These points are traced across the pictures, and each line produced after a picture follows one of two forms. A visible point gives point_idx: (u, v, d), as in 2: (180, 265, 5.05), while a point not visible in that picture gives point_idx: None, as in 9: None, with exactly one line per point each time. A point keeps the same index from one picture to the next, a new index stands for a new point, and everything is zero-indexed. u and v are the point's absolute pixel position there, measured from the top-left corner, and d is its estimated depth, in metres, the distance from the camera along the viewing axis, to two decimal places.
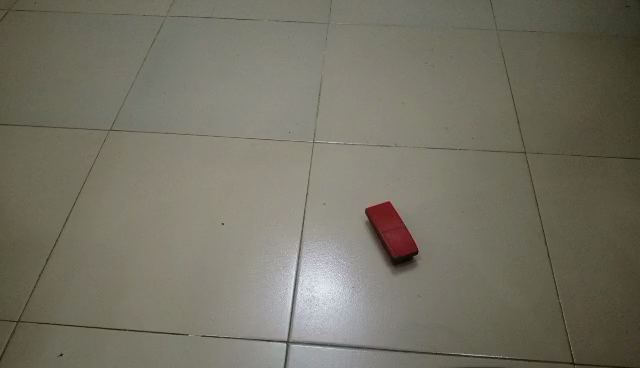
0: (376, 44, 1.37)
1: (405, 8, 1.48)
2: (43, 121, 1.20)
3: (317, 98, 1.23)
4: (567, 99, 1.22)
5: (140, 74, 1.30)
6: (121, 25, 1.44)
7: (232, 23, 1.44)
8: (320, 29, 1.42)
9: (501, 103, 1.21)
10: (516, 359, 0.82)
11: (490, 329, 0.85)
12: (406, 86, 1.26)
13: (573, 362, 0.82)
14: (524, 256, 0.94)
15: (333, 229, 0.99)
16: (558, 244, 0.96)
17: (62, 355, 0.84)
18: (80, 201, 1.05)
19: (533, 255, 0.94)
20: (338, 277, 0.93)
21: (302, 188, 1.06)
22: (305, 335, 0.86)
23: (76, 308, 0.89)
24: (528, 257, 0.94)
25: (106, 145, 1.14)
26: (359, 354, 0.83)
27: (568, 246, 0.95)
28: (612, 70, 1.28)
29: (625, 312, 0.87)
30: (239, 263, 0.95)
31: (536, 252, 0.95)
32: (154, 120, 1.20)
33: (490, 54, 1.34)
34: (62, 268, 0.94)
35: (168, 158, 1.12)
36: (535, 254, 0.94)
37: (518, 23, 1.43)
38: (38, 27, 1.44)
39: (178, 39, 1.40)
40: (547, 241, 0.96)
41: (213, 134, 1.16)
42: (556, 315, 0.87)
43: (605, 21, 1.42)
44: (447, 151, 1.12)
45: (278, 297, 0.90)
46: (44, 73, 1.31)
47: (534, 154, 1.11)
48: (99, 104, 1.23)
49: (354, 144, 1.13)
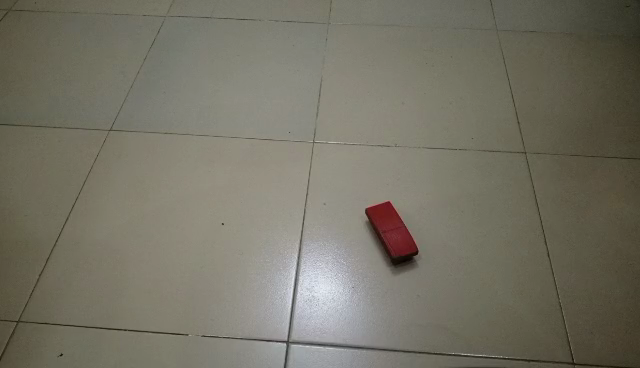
0: (376, 44, 1.37)
1: (405, 8, 1.48)
2: (44, 121, 1.20)
3: (317, 98, 1.23)
4: (567, 99, 1.21)
5: (140, 74, 1.30)
6: (121, 25, 1.44)
7: (233, 23, 1.44)
8: (320, 29, 1.42)
9: (501, 103, 1.21)
10: (516, 359, 0.82)
11: (490, 330, 0.85)
12: (406, 86, 1.26)
13: (573, 362, 0.82)
14: (524, 256, 0.94)
15: (333, 229, 0.99)
16: (558, 243, 0.96)
17: (63, 355, 0.84)
18: (80, 201, 1.05)
19: (533, 255, 0.95)
20: (338, 277, 0.93)
21: (302, 188, 1.06)
22: (305, 335, 0.86)
23: (76, 307, 0.89)
24: (528, 256, 0.94)
25: (106, 146, 1.14)
26: (359, 354, 0.84)
27: (568, 245, 0.96)
28: (612, 70, 1.28)
29: (624, 312, 0.87)
30: (239, 263, 0.95)
31: (536, 252, 0.95)
32: (154, 120, 1.20)
33: (490, 54, 1.34)
34: (60, 268, 0.94)
35: (168, 157, 1.12)
36: (535, 254, 0.95)
37: (518, 23, 1.43)
38: (38, 26, 1.44)
39: (178, 39, 1.40)
40: (546, 240, 0.96)
41: (213, 134, 1.16)
42: (556, 316, 0.87)
43: (605, 21, 1.42)
44: (448, 151, 1.12)
45: (278, 297, 0.90)
46: (44, 73, 1.31)
47: (534, 154, 1.11)
48: (99, 104, 1.23)
49: (354, 144, 1.13)
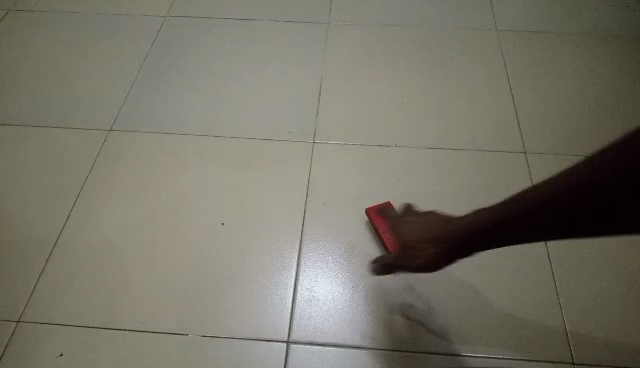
0: (376, 44, 1.37)
1: (405, 8, 1.48)
2: (43, 122, 1.20)
3: (317, 99, 1.23)
4: (567, 99, 1.22)
5: (140, 75, 1.30)
6: (121, 25, 1.44)
7: (233, 23, 1.44)
8: (321, 29, 1.41)
9: (500, 103, 1.21)
10: (516, 359, 0.82)
11: (489, 330, 0.85)
12: (406, 86, 1.26)
13: (573, 362, 0.82)
14: (435, 236, 0.89)
15: (333, 229, 0.99)
16: (490, 225, 0.80)
17: (62, 355, 0.84)
18: (80, 201, 1.04)
19: (436, 233, 0.89)
20: (338, 277, 0.93)
21: (302, 189, 1.05)
22: (304, 335, 0.86)
23: (75, 307, 0.90)
24: (440, 235, 0.88)
25: (106, 146, 1.14)
26: (359, 354, 0.84)
27: (473, 227, 0.83)
28: (611, 70, 1.28)
29: (624, 312, 0.87)
30: (239, 263, 0.95)
31: (431, 232, 0.90)
32: (154, 120, 1.19)
33: (490, 54, 1.34)
34: (60, 268, 0.94)
35: (168, 158, 1.12)
36: (445, 232, 0.88)
37: (518, 23, 1.42)
38: (37, 27, 1.44)
39: (178, 39, 1.39)
40: (466, 221, 0.85)
41: (213, 133, 1.16)
42: (555, 316, 0.87)
43: (606, 21, 1.42)
44: (448, 151, 1.12)
45: (278, 297, 0.90)
46: (44, 74, 1.31)
47: (534, 154, 1.11)
48: (99, 105, 1.23)
49: (354, 144, 1.13)
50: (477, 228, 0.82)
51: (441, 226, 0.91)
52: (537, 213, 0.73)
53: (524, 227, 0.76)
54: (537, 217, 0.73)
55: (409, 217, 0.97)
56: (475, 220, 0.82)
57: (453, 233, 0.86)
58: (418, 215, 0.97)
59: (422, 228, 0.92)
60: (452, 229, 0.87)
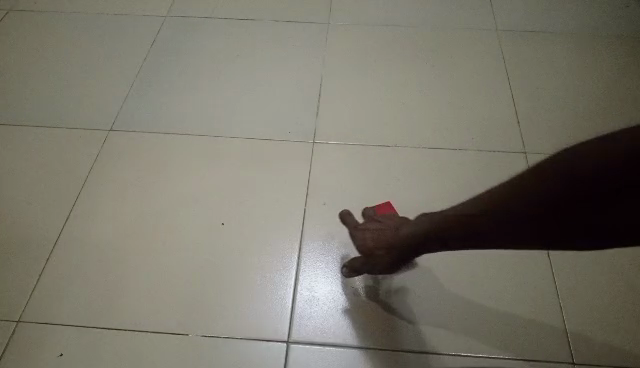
0: (376, 44, 1.37)
1: (405, 8, 1.48)
2: (44, 122, 1.20)
3: (317, 99, 1.23)
4: (566, 99, 1.22)
5: (140, 75, 1.30)
6: (121, 25, 1.44)
7: (233, 23, 1.44)
8: (321, 29, 1.41)
9: (500, 103, 1.21)
10: (516, 359, 0.82)
11: (489, 330, 0.85)
12: (406, 86, 1.26)
13: (573, 362, 0.82)
14: (392, 242, 0.83)
15: (333, 229, 0.99)
16: (454, 231, 0.69)
17: (62, 355, 0.84)
18: (80, 201, 1.04)
19: (394, 239, 0.82)
20: (338, 277, 0.93)
21: (302, 189, 1.05)
22: (304, 335, 0.86)
23: (76, 307, 0.90)
24: (397, 240, 0.82)
25: (106, 146, 1.14)
26: (359, 354, 0.84)
27: (435, 233, 0.73)
28: (611, 70, 1.28)
29: (624, 312, 0.87)
30: (239, 263, 0.95)
31: (385, 241, 0.84)
32: (154, 120, 1.19)
33: (490, 54, 1.34)
34: (60, 268, 0.94)
35: (168, 158, 1.12)
36: (401, 238, 0.81)
37: (519, 23, 1.43)
38: (38, 27, 1.44)
39: (179, 39, 1.39)
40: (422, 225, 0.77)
41: (213, 134, 1.16)
42: (555, 316, 0.87)
43: (605, 21, 1.42)
44: (448, 151, 1.12)
45: (279, 297, 0.90)
46: (44, 74, 1.31)
47: (534, 154, 1.11)
48: (99, 105, 1.23)
49: (354, 144, 1.13)
50: (440, 234, 0.72)
51: (400, 230, 0.83)
52: (512, 218, 0.62)
53: (497, 234, 0.66)
54: (512, 223, 0.63)
55: (380, 220, 0.91)
56: (428, 222, 0.76)
57: (410, 237, 0.78)
58: (392, 218, 0.90)
59: (378, 233, 0.87)
60: (408, 234, 0.79)
